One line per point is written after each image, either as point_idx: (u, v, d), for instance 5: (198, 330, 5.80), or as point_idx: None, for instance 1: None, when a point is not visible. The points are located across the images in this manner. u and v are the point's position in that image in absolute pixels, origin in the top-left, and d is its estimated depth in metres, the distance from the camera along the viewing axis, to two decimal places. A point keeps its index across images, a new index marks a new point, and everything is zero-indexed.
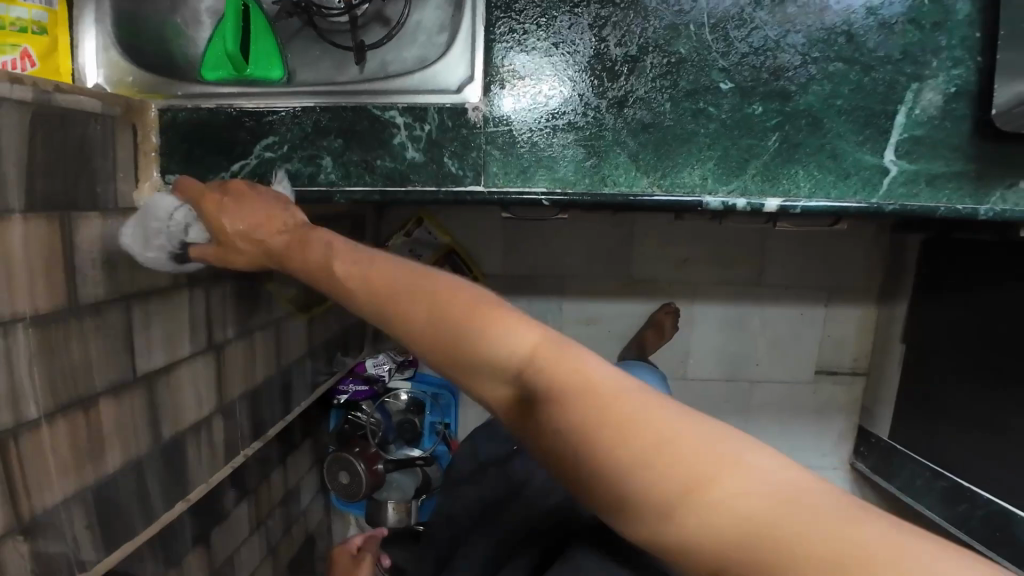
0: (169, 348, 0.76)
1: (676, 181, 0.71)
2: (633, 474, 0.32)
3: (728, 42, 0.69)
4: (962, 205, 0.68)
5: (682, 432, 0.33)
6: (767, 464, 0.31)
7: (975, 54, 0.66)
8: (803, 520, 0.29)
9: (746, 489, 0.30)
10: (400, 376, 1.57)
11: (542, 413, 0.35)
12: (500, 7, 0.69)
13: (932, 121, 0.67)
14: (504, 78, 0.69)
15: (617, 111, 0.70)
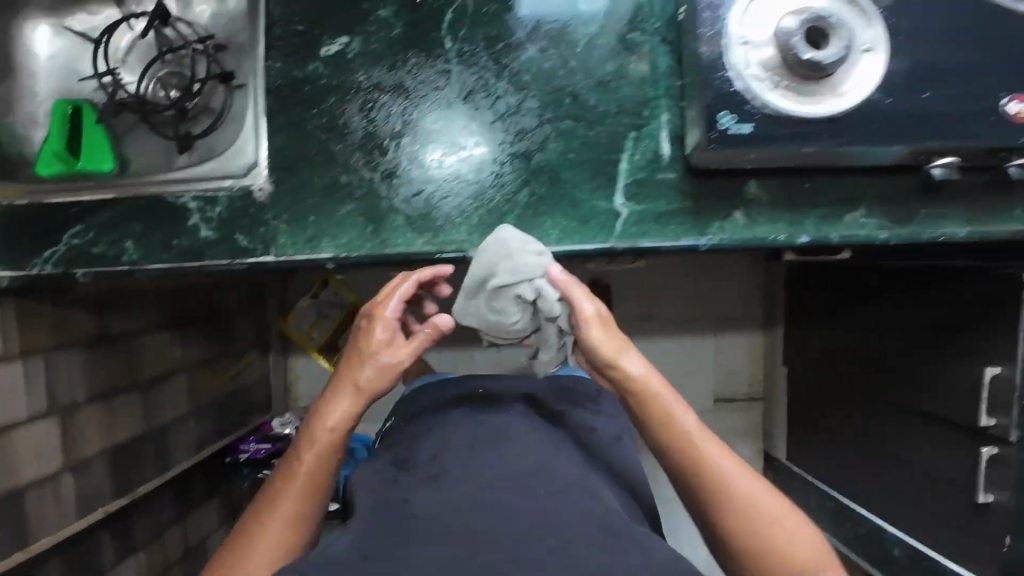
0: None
1: (447, 238, 0.80)
2: (691, 482, 0.69)
3: (478, 113, 0.81)
4: (685, 238, 0.80)
5: (724, 458, 0.69)
6: (743, 481, 0.67)
7: (678, 100, 0.82)
8: (779, 527, 0.65)
9: (741, 500, 0.66)
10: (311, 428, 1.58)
11: (680, 459, 0.70)
12: (366, 85, 0.79)
13: (648, 167, 0.82)
14: (419, 146, 0.80)
15: (391, 181, 0.80)
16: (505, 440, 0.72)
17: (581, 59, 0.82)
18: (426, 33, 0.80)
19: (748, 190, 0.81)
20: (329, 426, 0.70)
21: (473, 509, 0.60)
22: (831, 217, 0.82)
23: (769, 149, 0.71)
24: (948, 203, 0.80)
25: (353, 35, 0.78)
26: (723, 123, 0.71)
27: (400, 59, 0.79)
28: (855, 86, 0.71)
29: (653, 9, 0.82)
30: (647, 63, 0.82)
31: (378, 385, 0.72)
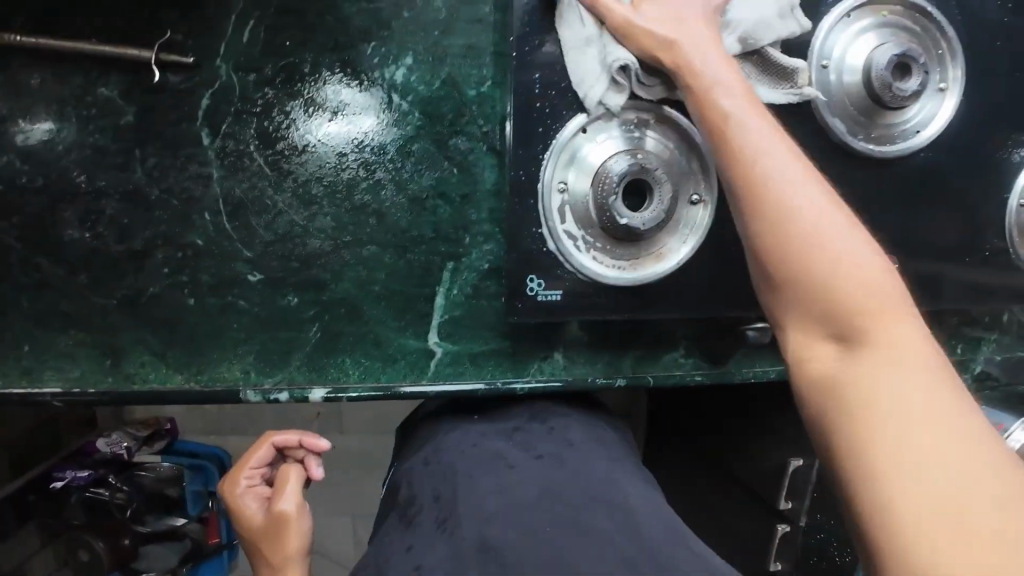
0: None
1: (215, 374, 0.67)
2: (846, 321, 0.47)
3: (249, 229, 0.66)
4: (504, 379, 0.72)
5: (868, 245, 0.49)
6: (866, 281, 0.47)
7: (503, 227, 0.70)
8: (903, 354, 0.44)
9: (829, 283, 0.48)
10: (149, 449, 1.21)
11: (777, 261, 0.50)
12: (215, 154, 0.65)
13: (471, 304, 0.71)
14: (316, 108, 0.65)
15: (131, 309, 0.66)
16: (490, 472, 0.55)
17: (391, 165, 0.68)
18: (168, 125, 0.64)
19: (571, 330, 0.75)
20: (247, 504, 0.68)
21: (521, 516, 0.47)
22: (649, 358, 0.78)
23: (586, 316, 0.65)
24: (764, 349, 0.79)
25: (65, 123, 0.63)
26: (530, 289, 0.64)
27: (133, 157, 0.64)
28: (681, 240, 0.65)
29: (476, 110, 0.68)
30: (467, 176, 0.69)
31: (234, 496, 0.68)
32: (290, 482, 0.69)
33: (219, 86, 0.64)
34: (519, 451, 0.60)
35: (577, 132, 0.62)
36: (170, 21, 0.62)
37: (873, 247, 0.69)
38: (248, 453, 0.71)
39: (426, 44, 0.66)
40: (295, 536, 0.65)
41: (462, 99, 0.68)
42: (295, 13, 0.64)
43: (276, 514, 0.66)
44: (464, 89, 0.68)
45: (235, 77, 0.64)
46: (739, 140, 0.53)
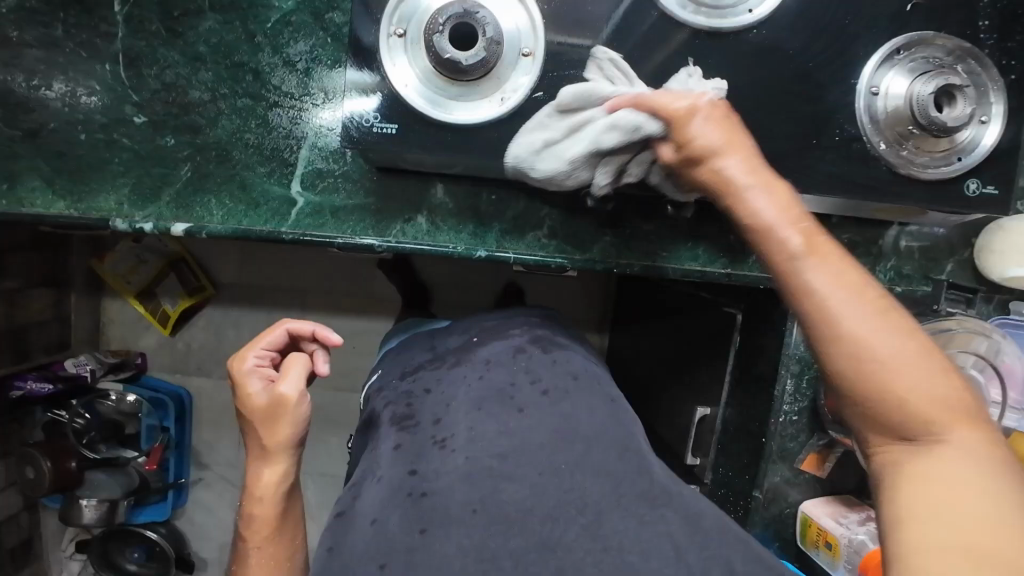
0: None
1: (92, 204, 0.76)
2: (904, 413, 0.49)
3: (140, 78, 0.76)
4: (362, 236, 0.76)
5: (853, 306, 0.52)
6: (906, 354, 0.50)
7: None
8: (965, 446, 0.48)
9: (858, 341, 0.51)
10: (110, 376, 1.43)
11: (830, 342, 0.52)
12: (121, 15, 0.76)
13: (332, 159, 0.76)
14: (324, 98, 0.76)
15: (31, 141, 0.76)
16: (486, 411, 0.64)
17: (270, 29, 0.76)
18: None
19: (433, 197, 0.78)
20: (254, 387, 0.72)
21: (510, 454, 0.59)
22: (512, 237, 0.80)
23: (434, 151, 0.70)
24: (626, 238, 0.81)
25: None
26: (366, 122, 0.69)
27: (55, 17, 0.76)
28: (511, 91, 0.69)
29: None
30: (337, 45, 0.76)
31: (241, 376, 0.72)
32: (296, 372, 0.73)
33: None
34: (525, 387, 0.68)
35: None
36: None
37: None
38: (262, 340, 0.76)
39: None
40: (297, 421, 0.73)
41: None
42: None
43: (279, 400, 0.71)
44: None
45: None
46: (761, 215, 0.57)
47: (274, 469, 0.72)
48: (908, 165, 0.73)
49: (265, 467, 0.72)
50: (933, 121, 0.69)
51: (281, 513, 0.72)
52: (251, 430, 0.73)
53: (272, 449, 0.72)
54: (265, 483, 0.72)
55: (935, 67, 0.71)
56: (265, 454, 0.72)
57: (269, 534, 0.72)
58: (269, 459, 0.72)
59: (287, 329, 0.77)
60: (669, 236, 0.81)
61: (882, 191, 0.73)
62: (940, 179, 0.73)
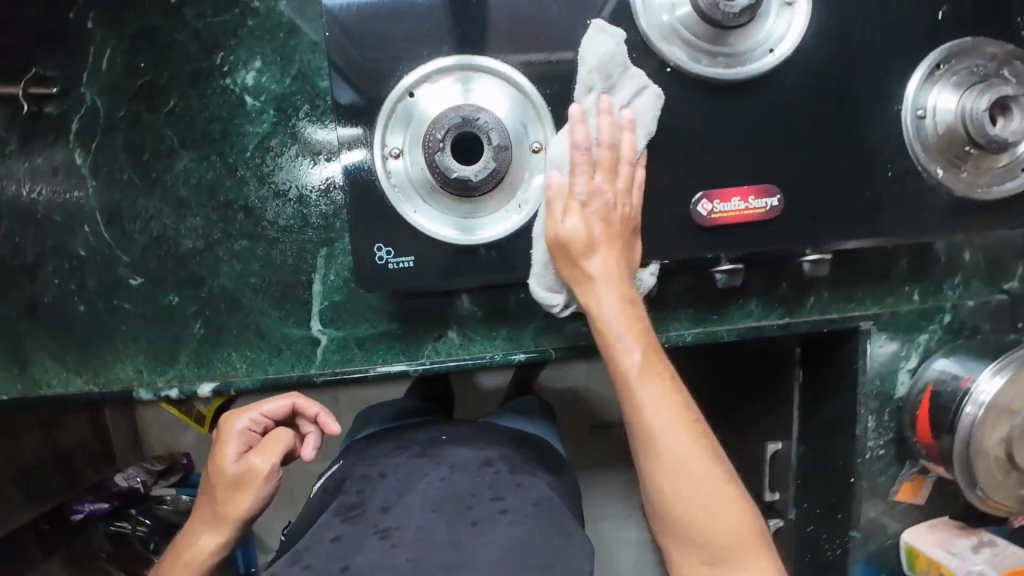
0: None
1: (110, 376, 0.72)
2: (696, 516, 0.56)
3: (126, 237, 0.70)
4: (396, 364, 0.72)
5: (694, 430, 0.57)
6: (692, 448, 0.56)
7: None
8: (743, 557, 0.54)
9: (663, 450, 0.56)
10: (165, 483, 1.24)
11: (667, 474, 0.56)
12: (88, 169, 0.69)
13: (346, 288, 0.71)
14: (305, 156, 0.70)
15: (30, 318, 0.71)
16: (465, 511, 0.58)
17: (254, 160, 0.69)
18: (45, 148, 0.69)
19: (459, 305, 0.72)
20: (231, 453, 0.67)
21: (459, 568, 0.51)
22: (548, 330, 0.73)
23: (449, 277, 0.64)
24: (671, 307, 0.73)
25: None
26: (379, 258, 0.62)
27: (19, 180, 0.69)
28: (530, 193, 0.63)
29: (325, 99, 0.69)
30: (326, 163, 0.70)
31: (226, 433, 0.68)
32: (276, 449, 0.67)
33: (84, 107, 0.68)
34: (490, 488, 0.61)
35: (407, 96, 0.61)
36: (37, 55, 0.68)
37: (751, 178, 0.65)
38: (262, 404, 0.71)
39: (270, 44, 0.69)
40: (255, 499, 0.66)
41: (316, 91, 0.69)
42: (148, 35, 0.68)
43: (248, 470, 0.66)
44: (316, 81, 0.69)
45: (99, 99, 0.68)
46: (612, 326, 0.59)
47: (215, 536, 0.66)
48: (971, 188, 0.68)
49: (206, 531, 0.66)
50: (993, 139, 0.64)
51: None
52: (207, 488, 0.68)
53: (223, 518, 0.66)
54: (198, 550, 0.66)
55: (981, 78, 0.65)
56: (214, 523, 0.66)
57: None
58: (211, 524, 0.66)
59: (296, 399, 0.71)
60: (720, 298, 0.74)
61: (942, 217, 0.69)
62: (1006, 195, 0.68)
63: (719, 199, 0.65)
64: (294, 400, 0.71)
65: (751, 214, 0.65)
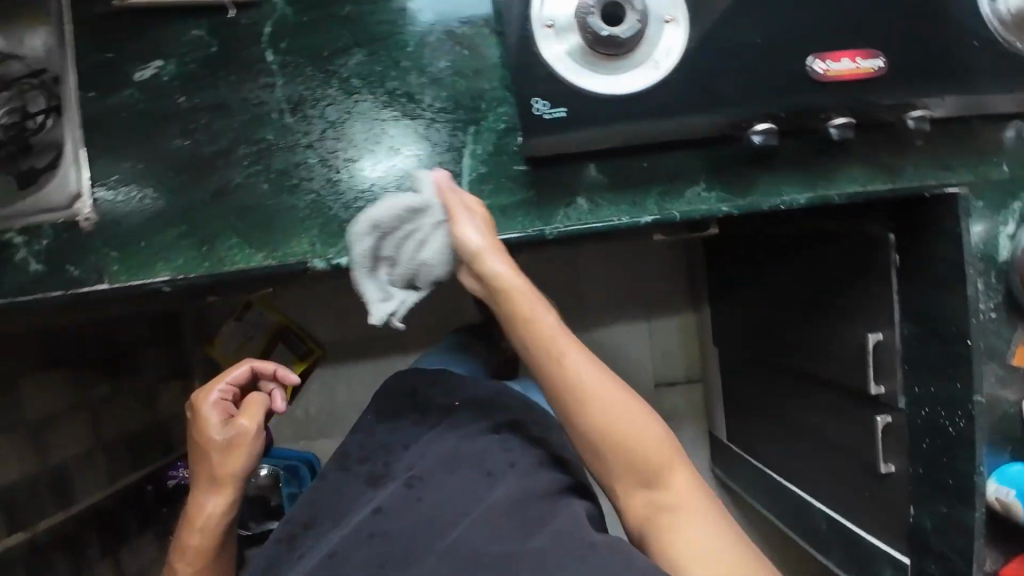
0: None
1: (288, 250, 0.79)
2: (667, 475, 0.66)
3: (309, 122, 0.80)
4: (532, 229, 0.79)
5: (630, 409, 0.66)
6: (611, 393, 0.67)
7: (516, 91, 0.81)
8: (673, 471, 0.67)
9: (590, 393, 0.67)
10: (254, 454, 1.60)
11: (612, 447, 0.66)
12: (276, 64, 0.80)
13: (492, 161, 0.81)
14: (364, 155, 0.81)
15: (219, 200, 0.79)
16: (460, 468, 0.71)
17: (414, 53, 0.81)
18: (239, 51, 0.80)
19: (590, 173, 0.80)
20: (210, 413, 0.82)
21: (460, 507, 0.67)
22: (668, 196, 0.79)
23: (596, 129, 0.73)
24: (782, 174, 0.81)
25: (169, 59, 0.79)
26: (536, 109, 0.71)
27: (215, 78, 0.79)
28: (663, 56, 0.72)
29: (472, 4, 0.81)
30: (473, 58, 0.81)
31: (207, 462, 0.80)
32: (214, 411, 0.83)
33: (274, 15, 0.80)
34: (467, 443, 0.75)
35: None
36: None
37: (858, 42, 0.74)
38: (219, 385, 0.85)
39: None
40: (249, 447, 0.81)
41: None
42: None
43: (238, 432, 0.80)
44: None
45: (287, 7, 0.80)
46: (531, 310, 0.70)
47: (225, 490, 0.80)
48: None
49: (205, 496, 0.80)
50: None
51: (190, 546, 0.80)
52: (196, 509, 0.80)
53: (223, 477, 0.80)
54: (208, 510, 0.80)
55: None
56: (216, 483, 0.80)
57: (186, 545, 0.80)
58: (212, 478, 0.80)
59: (231, 374, 0.87)
60: (825, 162, 0.82)
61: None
62: None
63: (830, 60, 0.73)
64: (240, 373, 0.88)
65: (860, 73, 0.74)
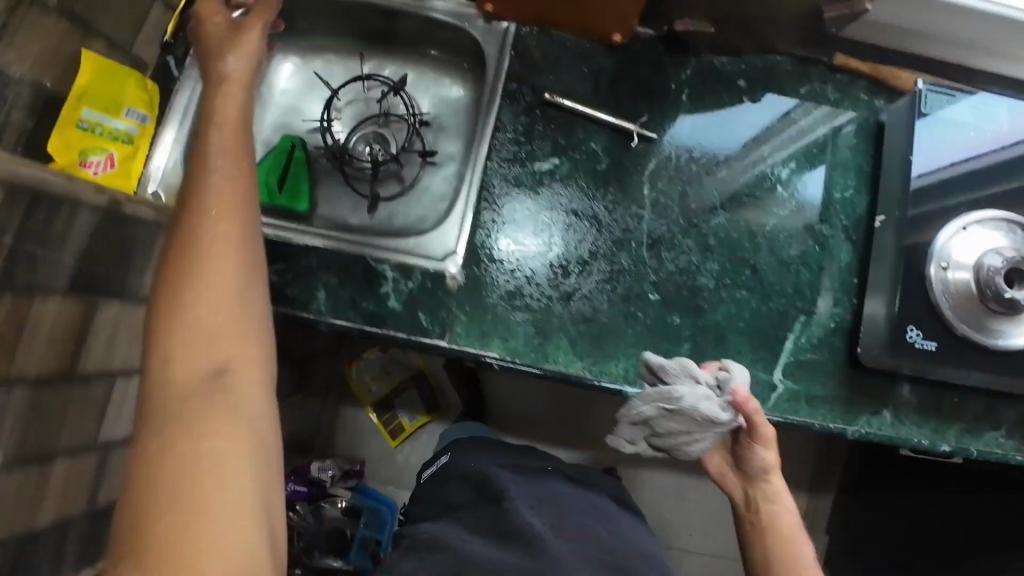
0: (9, 350, 0.60)
1: (606, 369, 0.83)
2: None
3: (659, 261, 0.84)
4: (835, 422, 0.86)
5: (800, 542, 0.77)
6: None
7: (851, 297, 0.87)
8: None
9: None
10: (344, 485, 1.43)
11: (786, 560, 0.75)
12: (652, 196, 0.84)
13: (812, 349, 0.87)
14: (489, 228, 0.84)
15: (564, 303, 0.83)
16: (569, 514, 0.76)
17: (775, 233, 0.85)
18: (629, 173, 0.84)
19: (903, 391, 0.90)
20: (230, 224, 0.57)
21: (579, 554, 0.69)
22: (969, 431, 0.87)
23: (953, 365, 0.80)
24: None
25: (564, 159, 0.84)
26: (911, 336, 0.78)
27: (597, 195, 0.84)
28: None
29: (841, 207, 0.86)
30: (827, 255, 0.86)
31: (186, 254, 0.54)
32: (240, 204, 0.59)
33: (663, 155, 0.84)
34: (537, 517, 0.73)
35: (960, 229, 0.79)
36: (645, 106, 0.84)
37: None
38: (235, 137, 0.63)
39: (805, 151, 0.85)
40: (249, 252, 0.57)
41: (831, 197, 0.86)
42: (722, 120, 0.85)
43: (194, 250, 0.54)
44: (833, 191, 0.86)
45: (675, 151, 0.84)
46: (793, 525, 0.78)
47: (198, 351, 0.51)
48: None
49: (176, 363, 0.51)
50: None
51: (198, 436, 0.48)
52: (188, 279, 0.53)
53: (233, 335, 0.53)
54: (190, 369, 0.51)
55: None
56: (178, 298, 0.52)
57: (210, 435, 0.48)
58: (195, 347, 0.51)
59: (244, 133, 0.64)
60: None
61: None
62: None
63: None
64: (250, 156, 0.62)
65: None
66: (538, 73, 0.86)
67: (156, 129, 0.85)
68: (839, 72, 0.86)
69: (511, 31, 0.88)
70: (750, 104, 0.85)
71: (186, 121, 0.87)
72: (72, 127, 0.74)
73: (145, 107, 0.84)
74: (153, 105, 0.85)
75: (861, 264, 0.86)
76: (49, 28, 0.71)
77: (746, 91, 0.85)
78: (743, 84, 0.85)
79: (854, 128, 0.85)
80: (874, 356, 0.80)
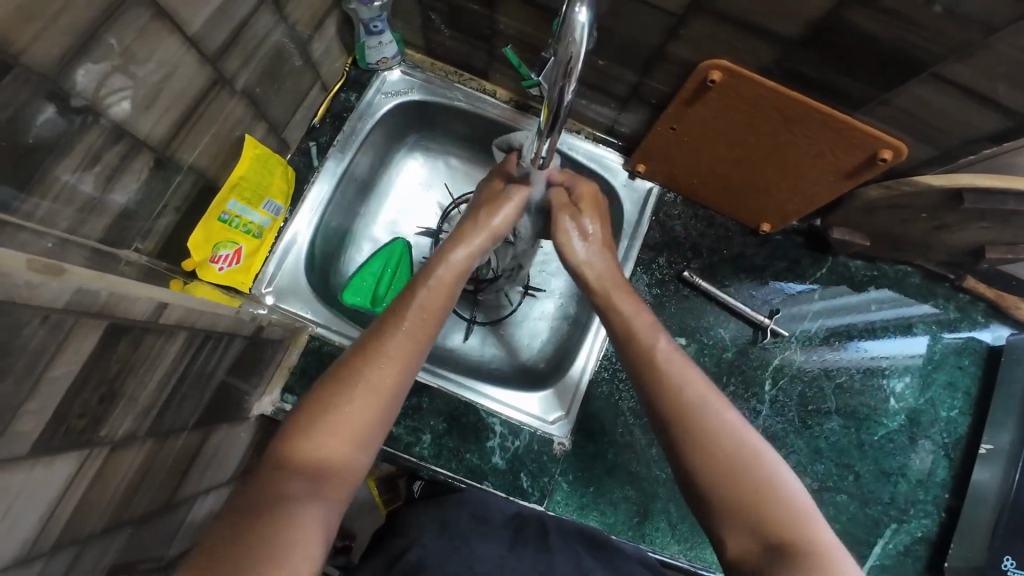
0: (127, 499, 0.48)
1: (698, 553, 0.77)
2: (777, 525, 0.48)
3: None
4: None
5: (700, 379, 0.56)
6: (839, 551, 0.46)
7: (941, 510, 0.81)
8: None
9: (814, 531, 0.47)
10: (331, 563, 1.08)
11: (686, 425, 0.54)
12: (773, 393, 0.82)
13: (898, 557, 0.79)
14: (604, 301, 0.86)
15: (672, 485, 0.78)
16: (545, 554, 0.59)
17: (889, 445, 0.82)
18: (752, 368, 0.82)
19: None
20: (391, 382, 0.52)
21: None
22: None
23: None
24: None
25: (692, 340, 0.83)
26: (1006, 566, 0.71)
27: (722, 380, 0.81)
28: None
29: (944, 426, 0.83)
30: (926, 470, 0.82)
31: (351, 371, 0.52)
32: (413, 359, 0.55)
33: (786, 351, 0.83)
34: (528, 557, 0.59)
35: None
36: (781, 295, 0.85)
37: None
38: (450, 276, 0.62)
39: (920, 367, 0.84)
40: (387, 404, 0.52)
41: (937, 416, 0.83)
42: (843, 319, 0.85)
43: (363, 365, 0.52)
44: (940, 408, 0.84)
45: (799, 348, 0.83)
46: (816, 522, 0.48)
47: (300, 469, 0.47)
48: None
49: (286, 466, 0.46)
50: None
51: (274, 528, 0.41)
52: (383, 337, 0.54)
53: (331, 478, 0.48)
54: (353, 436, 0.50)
55: None
56: (358, 373, 0.51)
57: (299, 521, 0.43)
58: (297, 474, 0.46)
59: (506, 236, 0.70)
60: None
61: None
62: None
63: None
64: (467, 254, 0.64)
65: None
66: (676, 244, 0.86)
67: (283, 223, 0.78)
68: (961, 293, 0.87)
69: (654, 193, 0.87)
70: (872, 309, 0.86)
71: (313, 215, 0.79)
72: (216, 220, 0.66)
73: (280, 199, 0.77)
74: (287, 195, 0.78)
75: (956, 483, 0.81)
76: (226, 112, 0.63)
77: (874, 299, 0.86)
78: (872, 290, 0.86)
79: (965, 350, 0.86)
80: (958, 571, 0.76)
